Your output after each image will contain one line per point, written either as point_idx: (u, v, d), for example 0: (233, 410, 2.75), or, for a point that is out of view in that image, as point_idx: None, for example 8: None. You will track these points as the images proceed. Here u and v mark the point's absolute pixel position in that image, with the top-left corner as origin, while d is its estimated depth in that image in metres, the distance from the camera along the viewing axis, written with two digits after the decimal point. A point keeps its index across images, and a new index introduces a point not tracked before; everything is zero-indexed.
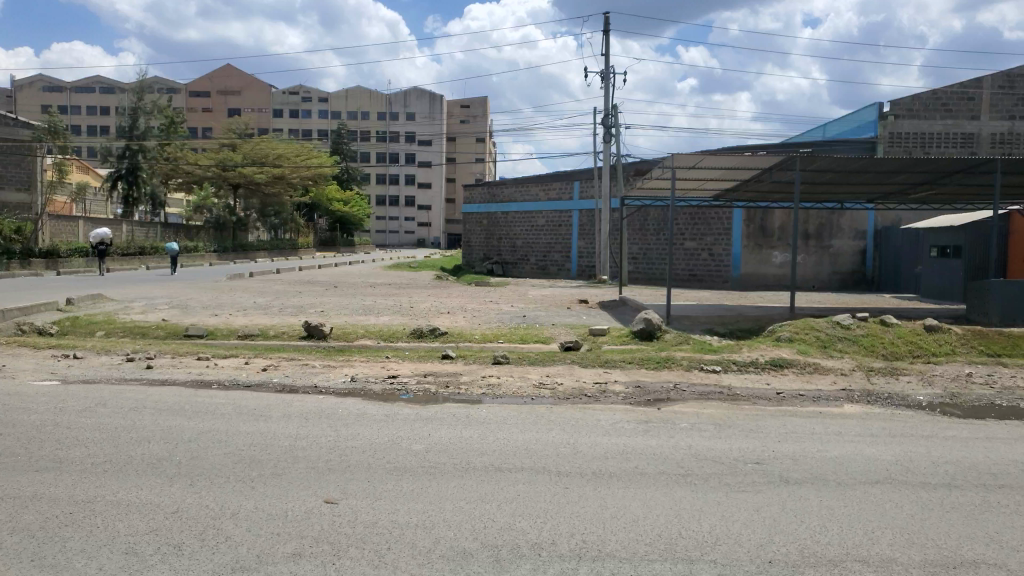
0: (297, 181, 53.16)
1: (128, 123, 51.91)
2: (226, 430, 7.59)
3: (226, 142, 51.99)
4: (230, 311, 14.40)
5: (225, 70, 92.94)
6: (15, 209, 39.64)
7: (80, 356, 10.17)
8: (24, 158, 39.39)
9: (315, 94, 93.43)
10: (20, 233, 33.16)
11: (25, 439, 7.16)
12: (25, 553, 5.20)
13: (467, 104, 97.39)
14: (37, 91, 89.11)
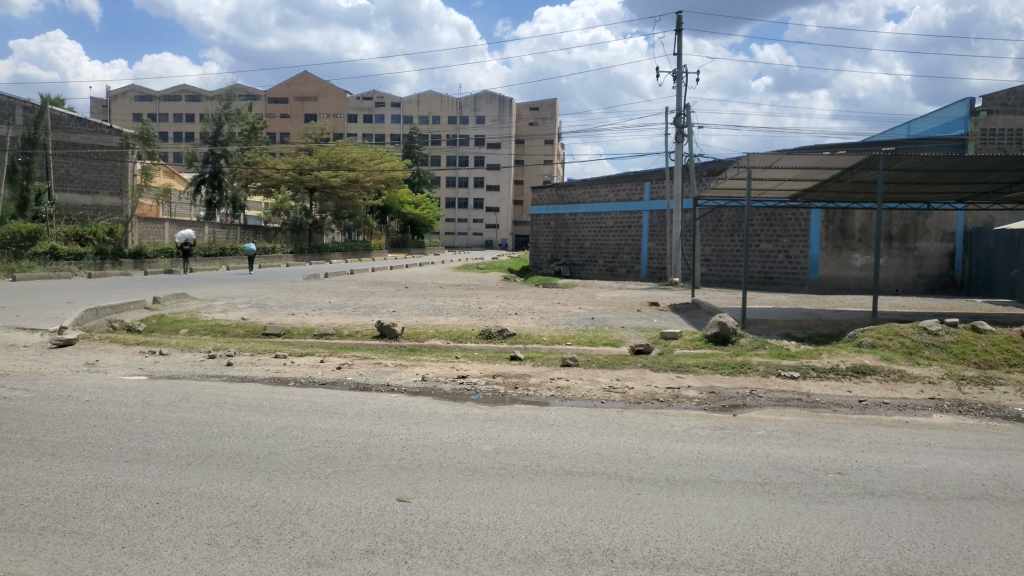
0: (370, 184, 54.44)
1: (213, 129, 52.94)
2: (302, 427, 7.76)
3: (303, 146, 53.58)
4: (306, 311, 14.77)
5: (302, 77, 95.88)
6: (108, 213, 41.49)
7: (167, 353, 10.60)
8: (116, 163, 41.36)
9: (388, 99, 95.76)
10: (113, 235, 35.01)
11: (116, 430, 7.50)
12: (116, 541, 5.44)
13: (535, 108, 97.63)
14: (129, 100, 94.04)
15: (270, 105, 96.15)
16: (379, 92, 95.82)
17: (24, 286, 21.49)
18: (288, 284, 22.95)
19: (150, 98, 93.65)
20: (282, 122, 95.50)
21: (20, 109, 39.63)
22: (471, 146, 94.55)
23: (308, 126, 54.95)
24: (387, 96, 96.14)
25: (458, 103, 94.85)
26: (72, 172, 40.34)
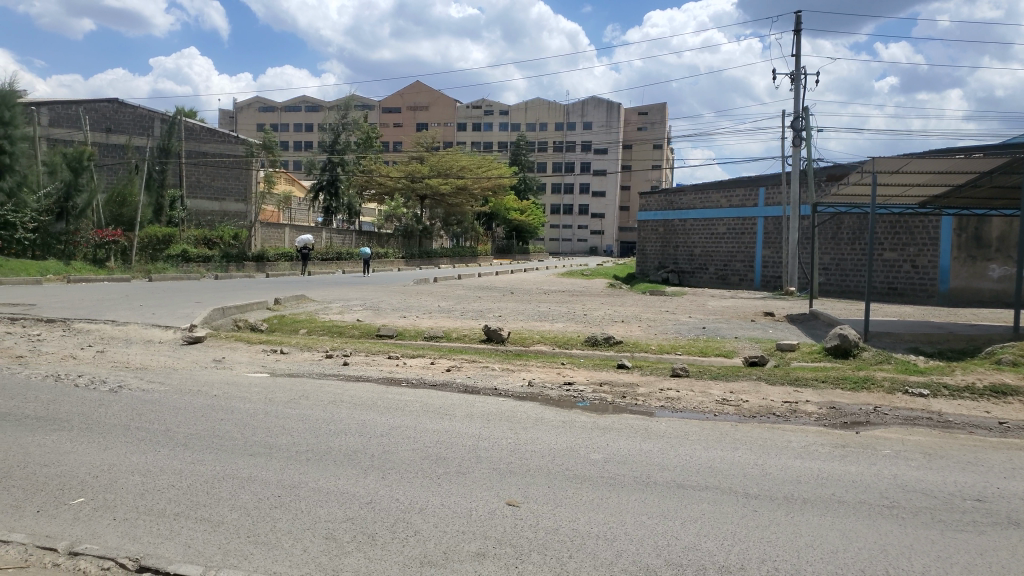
0: (478, 191, 55.25)
1: (331, 138, 54.47)
2: (414, 427, 7.92)
3: (415, 155, 55.18)
4: (418, 314, 15.10)
5: (415, 87, 98.82)
6: (234, 217, 44.15)
7: (287, 352, 11.07)
8: (242, 172, 44.00)
9: (496, 107, 97.34)
10: (237, 240, 37.18)
11: (240, 424, 7.90)
12: (242, 530, 5.71)
13: (643, 113, 96.78)
14: (253, 111, 99.87)
15: (385, 115, 99.46)
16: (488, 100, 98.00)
17: (173, 285, 22.93)
18: (400, 289, 23.57)
19: (272, 109, 98.89)
20: (395, 131, 98.87)
21: (158, 122, 43.21)
22: (577, 152, 94.67)
23: (420, 135, 56.46)
24: (495, 104, 97.62)
25: (565, 110, 94.80)
26: (202, 180, 43.99)
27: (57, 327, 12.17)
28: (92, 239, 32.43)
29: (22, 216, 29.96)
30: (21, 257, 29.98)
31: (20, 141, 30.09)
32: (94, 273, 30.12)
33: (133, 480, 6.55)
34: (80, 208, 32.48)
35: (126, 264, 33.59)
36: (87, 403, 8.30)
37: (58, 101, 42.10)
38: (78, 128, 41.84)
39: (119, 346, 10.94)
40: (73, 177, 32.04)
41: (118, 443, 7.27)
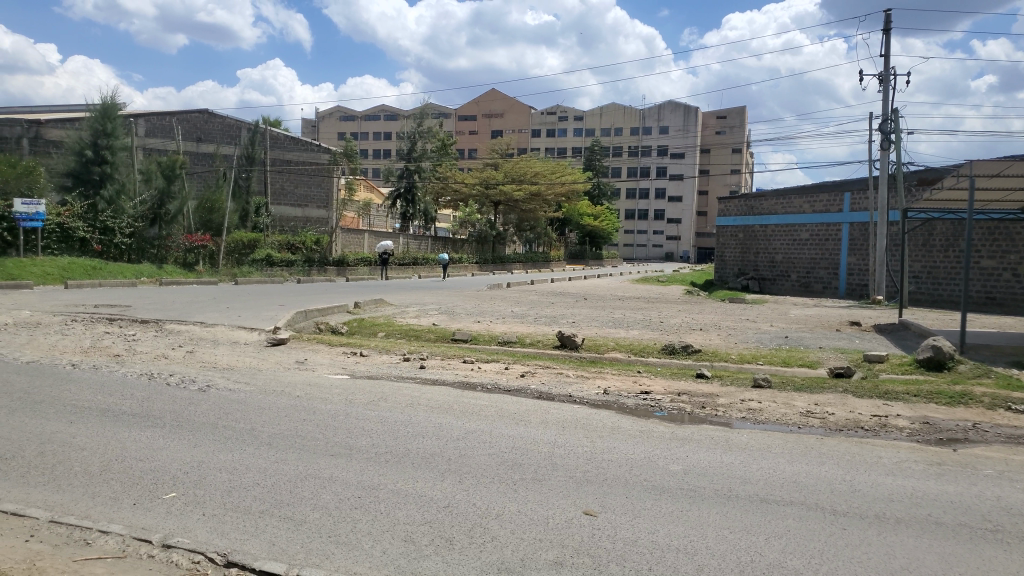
0: (552, 198, 55.47)
1: (407, 147, 55.21)
2: (490, 432, 7.94)
3: (490, 161, 55.68)
4: (491, 318, 15.18)
5: (489, 94, 99.82)
6: (317, 223, 46.25)
7: (366, 354, 11.30)
8: (324, 179, 46.33)
9: (572, 113, 97.34)
10: (319, 244, 38.62)
11: (322, 425, 8.09)
12: (324, 529, 5.83)
13: (721, 117, 95.10)
14: (334, 120, 102.79)
15: (460, 122, 100.62)
16: (563, 106, 97.85)
17: (250, 289, 24.28)
18: (475, 294, 23.81)
19: (352, 118, 101.51)
20: (471, 139, 99.99)
21: (246, 131, 45.02)
22: (653, 157, 93.55)
23: (495, 142, 57.15)
24: (571, 110, 97.54)
25: (641, 114, 94.04)
26: (285, 187, 45.42)
27: (150, 327, 12.75)
28: (182, 243, 34.06)
29: (120, 222, 31.66)
30: (118, 261, 31.57)
31: (119, 152, 32.50)
32: (185, 277, 31.48)
33: (221, 478, 6.78)
34: (172, 214, 33.83)
35: (214, 268, 35.01)
36: (178, 401, 8.65)
37: (153, 112, 44.06)
38: (172, 138, 43.90)
39: (207, 347, 11.38)
40: (166, 185, 33.64)
41: (205, 441, 7.54)
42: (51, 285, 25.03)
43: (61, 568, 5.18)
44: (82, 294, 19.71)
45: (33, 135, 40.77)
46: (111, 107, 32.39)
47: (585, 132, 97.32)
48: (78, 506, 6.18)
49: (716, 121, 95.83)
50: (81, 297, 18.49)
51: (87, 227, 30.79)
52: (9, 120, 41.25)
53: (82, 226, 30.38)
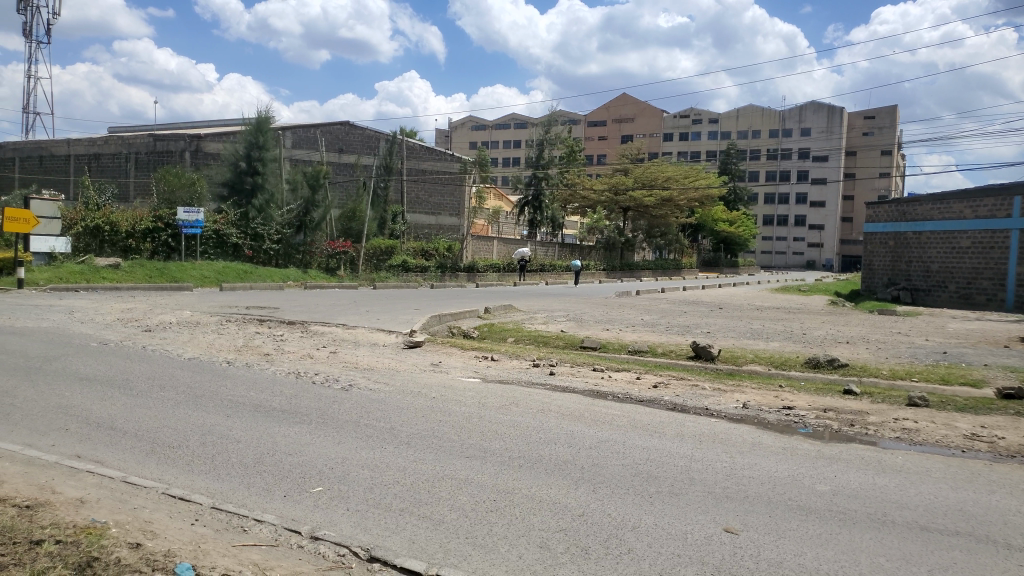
0: (684, 203, 54.31)
1: (535, 154, 54.82)
2: (624, 442, 7.81)
3: (619, 167, 55.60)
4: (621, 326, 15.03)
5: (621, 99, 99.08)
6: (448, 231, 47.81)
7: (496, 359, 11.45)
8: (456, 188, 47.76)
9: (706, 116, 94.17)
10: (450, 251, 39.66)
11: (457, 427, 8.25)
12: (461, 531, 5.91)
13: (869, 117, 89.66)
14: (465, 130, 105.56)
15: (589, 128, 100.50)
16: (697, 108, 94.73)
17: (387, 294, 25.00)
18: (605, 301, 23.54)
19: (483, 127, 103.53)
20: (599, 144, 99.62)
21: (383, 142, 47.23)
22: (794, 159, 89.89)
23: (626, 147, 56.69)
24: (705, 113, 94.18)
25: (780, 115, 90.27)
26: (421, 196, 47.72)
27: (297, 328, 13.51)
28: (326, 250, 35.71)
29: (269, 228, 33.81)
30: (267, 265, 33.75)
31: (270, 162, 34.64)
32: (327, 281, 33.20)
33: (363, 474, 7.04)
34: (315, 221, 35.86)
35: (354, 273, 36.34)
36: (323, 399, 9.09)
37: (300, 125, 46.52)
38: (316, 150, 46.26)
39: (349, 348, 11.92)
40: (311, 194, 35.52)
41: (349, 438, 7.88)
42: (208, 287, 27.10)
43: (222, 551, 5.51)
44: (235, 296, 21.12)
45: (194, 148, 43.92)
46: (264, 121, 34.36)
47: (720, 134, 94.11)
48: (236, 495, 6.60)
49: (863, 121, 90.01)
50: (235, 299, 19.81)
51: (240, 233, 33.22)
52: (174, 136, 44.79)
53: (235, 233, 32.86)
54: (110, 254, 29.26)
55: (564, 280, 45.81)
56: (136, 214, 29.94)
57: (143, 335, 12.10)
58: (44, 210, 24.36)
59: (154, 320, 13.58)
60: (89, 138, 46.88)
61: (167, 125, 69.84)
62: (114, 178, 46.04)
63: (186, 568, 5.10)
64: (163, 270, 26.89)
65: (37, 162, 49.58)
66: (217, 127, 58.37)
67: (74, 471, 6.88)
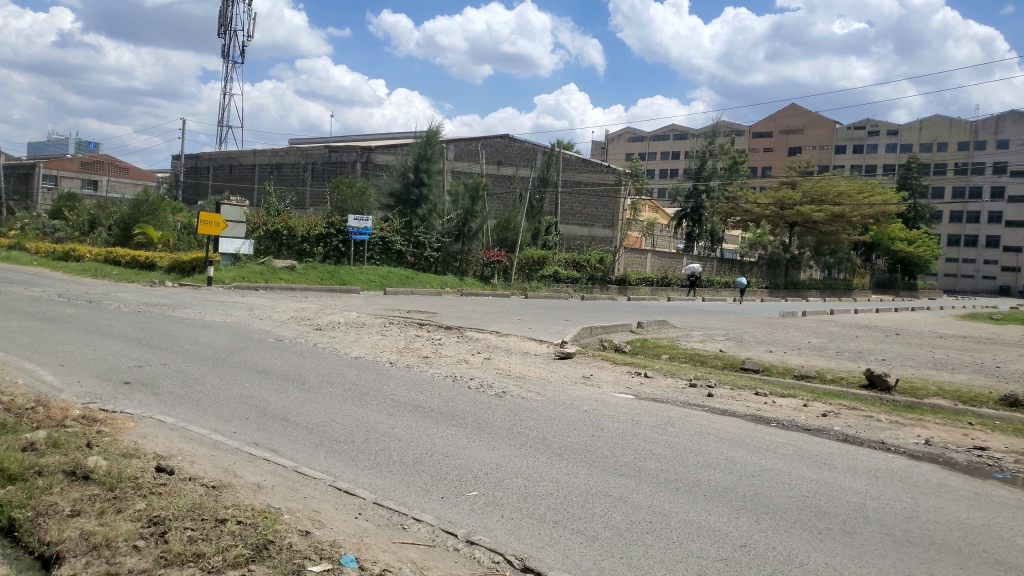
0: (857, 220, 50.80)
1: (697, 165, 54.82)
2: (789, 472, 7.38)
3: (787, 180, 53.27)
4: (784, 349, 14.26)
5: (790, 109, 91.54)
6: (601, 242, 48.47)
7: (651, 376, 11.20)
8: (611, 200, 48.28)
9: (883, 127, 87.40)
10: (602, 263, 39.99)
11: (610, 443, 8.11)
12: (616, 550, 5.79)
13: None
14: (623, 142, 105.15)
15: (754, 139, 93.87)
16: (874, 119, 87.67)
17: (545, 304, 25.04)
18: (769, 321, 22.41)
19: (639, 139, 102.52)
20: (765, 156, 92.41)
21: (541, 153, 48.37)
22: (987, 174, 82.68)
23: (794, 160, 54.75)
24: (883, 124, 87.46)
25: (973, 127, 83.60)
26: (574, 208, 48.60)
27: (453, 333, 13.90)
28: (480, 258, 36.58)
29: (430, 237, 35.15)
30: (427, 271, 35.04)
31: (435, 175, 36.11)
32: (482, 289, 34.16)
33: (517, 482, 7.09)
34: (473, 231, 36.56)
35: (507, 282, 37.10)
36: (478, 404, 9.26)
37: (462, 137, 47.39)
38: (477, 162, 47.19)
39: (502, 355, 12.12)
40: (471, 205, 36.29)
41: (503, 445, 7.97)
42: (373, 291, 28.62)
43: (383, 547, 5.70)
44: (398, 301, 21.92)
45: (365, 160, 46.45)
46: (433, 134, 35.69)
47: (900, 148, 87.01)
48: (397, 492, 6.85)
49: None
50: (400, 303, 20.68)
51: (404, 241, 34.69)
52: (347, 148, 47.55)
53: (399, 240, 34.27)
54: (286, 256, 31.65)
55: (720, 296, 44.48)
56: (311, 220, 32.08)
57: (314, 334, 12.92)
58: (233, 214, 26.79)
59: (324, 320, 14.43)
60: (272, 149, 51.04)
61: (339, 137, 74.65)
62: (293, 187, 49.75)
63: (350, 560, 5.32)
64: (333, 274, 28.58)
65: (227, 171, 54.66)
66: (382, 140, 61.62)
67: (252, 458, 7.41)
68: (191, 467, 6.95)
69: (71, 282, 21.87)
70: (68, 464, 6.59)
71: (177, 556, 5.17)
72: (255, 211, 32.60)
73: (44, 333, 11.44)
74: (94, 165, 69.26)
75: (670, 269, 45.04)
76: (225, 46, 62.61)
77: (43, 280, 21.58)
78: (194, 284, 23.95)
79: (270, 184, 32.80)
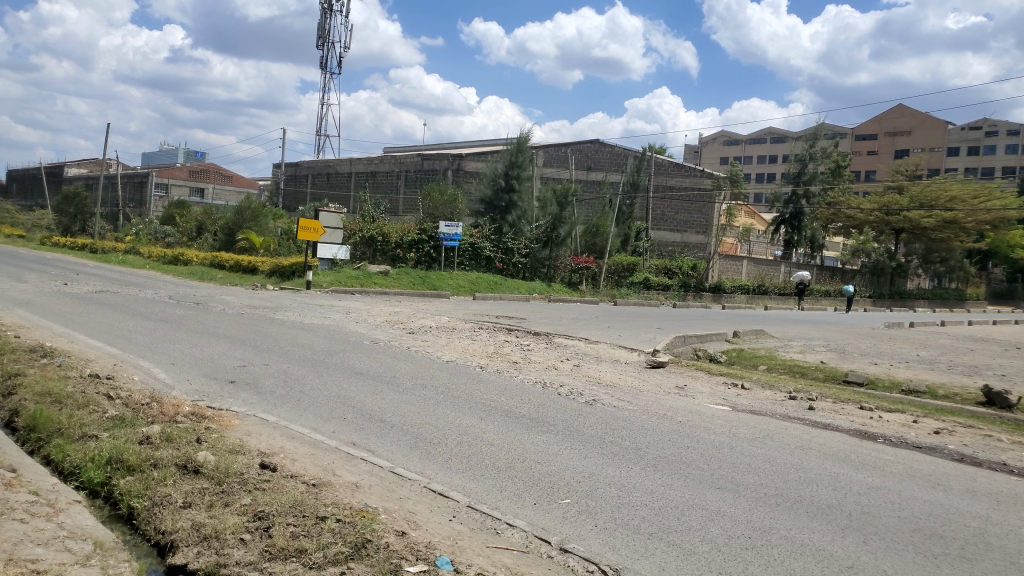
0: (970, 226, 47.84)
1: (796, 169, 51.91)
2: (899, 492, 7.02)
3: (893, 184, 50.89)
4: (891, 362, 13.59)
5: (898, 110, 87.76)
6: (694, 248, 47.63)
7: (748, 388, 10.86)
8: (705, 205, 47.43)
9: (1003, 127, 81.56)
10: (695, 270, 39.44)
11: (707, 455, 7.92)
12: (715, 565, 5.62)
13: None
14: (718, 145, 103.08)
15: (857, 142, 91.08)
16: (992, 119, 81.97)
17: (638, 311, 24.78)
18: (873, 333, 21.42)
19: (735, 142, 100.37)
20: (869, 160, 89.59)
21: (632, 158, 48.02)
22: None
23: (900, 163, 52.43)
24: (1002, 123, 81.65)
25: None
26: (666, 213, 48.07)
27: (543, 339, 13.93)
28: (569, 264, 36.72)
29: (519, 243, 35.62)
30: (515, 278, 35.47)
31: (525, 181, 36.19)
32: (571, 295, 34.22)
33: (610, 492, 7.00)
34: (562, 237, 36.71)
35: (595, 288, 37.16)
36: (569, 411, 9.23)
37: (551, 144, 47.72)
38: (566, 167, 47.34)
39: (592, 362, 12.03)
40: (559, 211, 36.51)
41: (596, 454, 7.89)
42: (462, 296, 29.15)
43: (478, 551, 5.73)
44: (491, 306, 22.12)
45: (456, 167, 47.15)
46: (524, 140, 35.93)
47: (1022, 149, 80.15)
48: (490, 496, 6.89)
49: None
50: (496, 308, 20.92)
51: (493, 247, 35.34)
52: (439, 155, 48.42)
53: (488, 246, 34.81)
54: (381, 262, 32.27)
55: (820, 305, 42.95)
56: (404, 227, 32.85)
57: (408, 337, 13.20)
58: (330, 220, 27.85)
59: (417, 324, 14.74)
60: (368, 158, 52.65)
61: (430, 145, 76.13)
62: (387, 194, 51.14)
63: (446, 562, 5.36)
64: (424, 279, 29.26)
65: (325, 179, 56.73)
66: (470, 148, 62.43)
67: (350, 457, 7.61)
68: (292, 465, 7.20)
69: (181, 285, 23.11)
70: (181, 458, 6.93)
71: (281, 551, 5.34)
72: (350, 217, 33.24)
73: (159, 333, 12.14)
74: (201, 174, 72.73)
75: (766, 277, 43.61)
76: (323, 57, 64.85)
77: (159, 283, 23.06)
78: (294, 287, 24.93)
79: (365, 192, 33.55)
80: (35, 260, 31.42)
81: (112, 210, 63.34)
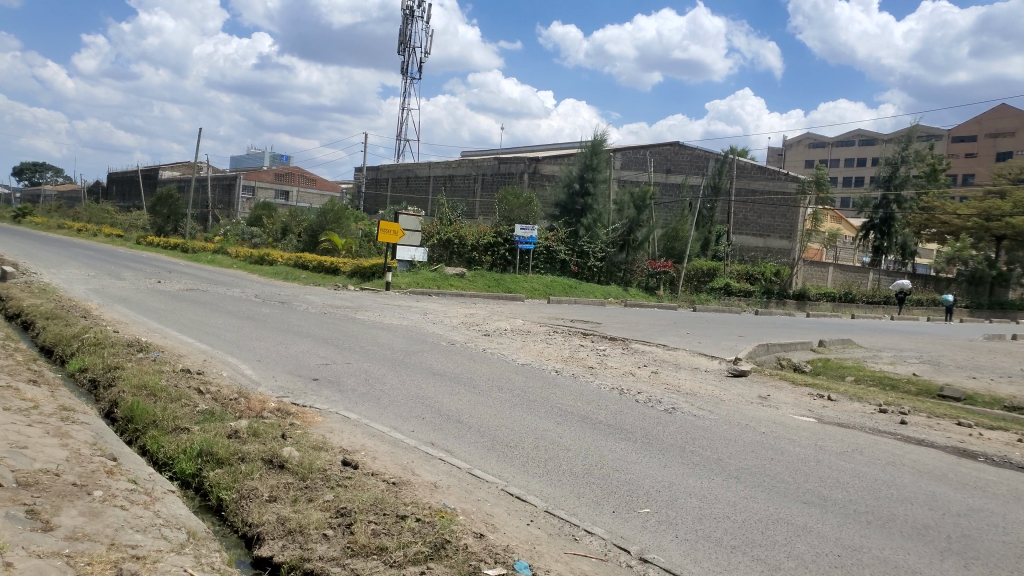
0: None
1: (886, 172, 50.29)
2: (1003, 515, 6.62)
3: (995, 190, 48.61)
4: (992, 377, 12.86)
5: (1000, 110, 83.10)
6: (776, 253, 46.48)
7: (834, 399, 10.48)
8: (789, 209, 46.00)
9: None
10: (778, 276, 38.80)
11: (792, 468, 7.68)
12: None
13: None
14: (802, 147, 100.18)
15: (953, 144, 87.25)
16: None
17: (720, 319, 24.23)
18: (972, 345, 20.32)
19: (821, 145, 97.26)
20: (967, 163, 85.29)
21: (713, 161, 47.03)
22: None
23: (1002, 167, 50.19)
24: None
25: None
26: (748, 217, 47.09)
27: (619, 344, 13.83)
28: (646, 269, 36.57)
29: (594, 247, 35.36)
30: (590, 281, 35.30)
31: (600, 184, 36.04)
32: (647, 300, 33.88)
33: (691, 503, 6.86)
34: (639, 241, 36.45)
35: (672, 293, 36.79)
36: (648, 419, 9.11)
37: (630, 146, 47.23)
38: (644, 170, 46.79)
39: (670, 369, 11.86)
40: (636, 215, 36.19)
41: (675, 463, 7.76)
42: (537, 298, 29.20)
43: (556, 556, 5.70)
44: (570, 310, 22.06)
45: (532, 170, 47.17)
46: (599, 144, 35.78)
47: None
48: (568, 502, 6.86)
49: None
50: (575, 312, 20.79)
51: (569, 250, 35.19)
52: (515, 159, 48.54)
53: (564, 249, 34.70)
54: (457, 263, 32.33)
55: (908, 314, 41.10)
56: (480, 230, 33.01)
57: (484, 339, 13.31)
58: (409, 223, 28.14)
59: (493, 326, 14.83)
60: (446, 161, 53.40)
61: (507, 148, 76.55)
62: (464, 197, 51.75)
63: (524, 567, 5.37)
64: (500, 281, 29.47)
65: (405, 182, 57.82)
66: (545, 151, 62.43)
67: (429, 457, 7.70)
68: (373, 462, 7.34)
69: (267, 284, 23.91)
70: (267, 452, 7.14)
71: (363, 548, 5.44)
72: (428, 219, 33.43)
73: (245, 330, 12.58)
74: (286, 177, 75.25)
75: (854, 284, 42.89)
76: (404, 62, 66.08)
77: (246, 282, 23.95)
78: (374, 288, 25.48)
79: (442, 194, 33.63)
80: (132, 258, 33.09)
81: (201, 211, 66.18)
